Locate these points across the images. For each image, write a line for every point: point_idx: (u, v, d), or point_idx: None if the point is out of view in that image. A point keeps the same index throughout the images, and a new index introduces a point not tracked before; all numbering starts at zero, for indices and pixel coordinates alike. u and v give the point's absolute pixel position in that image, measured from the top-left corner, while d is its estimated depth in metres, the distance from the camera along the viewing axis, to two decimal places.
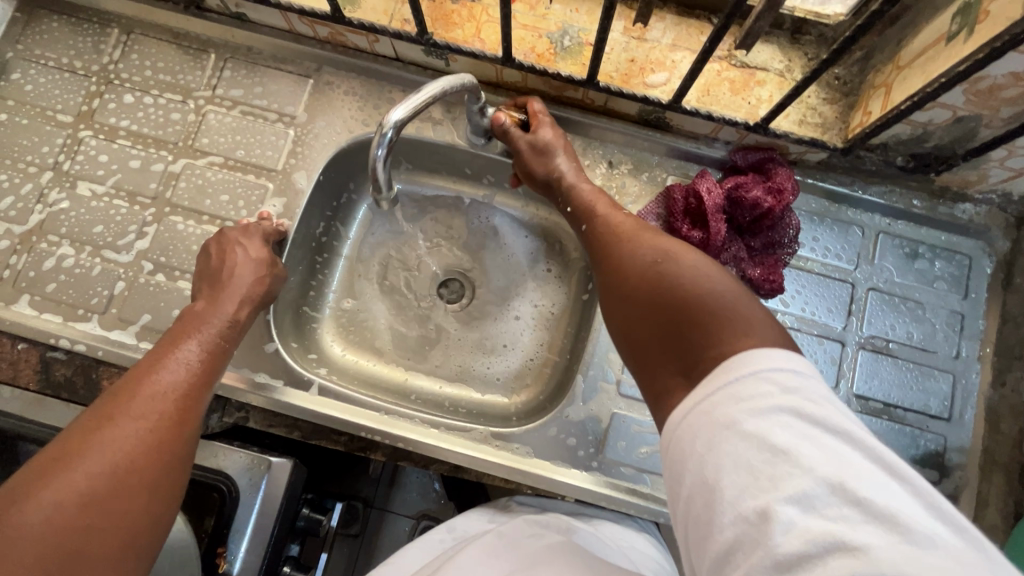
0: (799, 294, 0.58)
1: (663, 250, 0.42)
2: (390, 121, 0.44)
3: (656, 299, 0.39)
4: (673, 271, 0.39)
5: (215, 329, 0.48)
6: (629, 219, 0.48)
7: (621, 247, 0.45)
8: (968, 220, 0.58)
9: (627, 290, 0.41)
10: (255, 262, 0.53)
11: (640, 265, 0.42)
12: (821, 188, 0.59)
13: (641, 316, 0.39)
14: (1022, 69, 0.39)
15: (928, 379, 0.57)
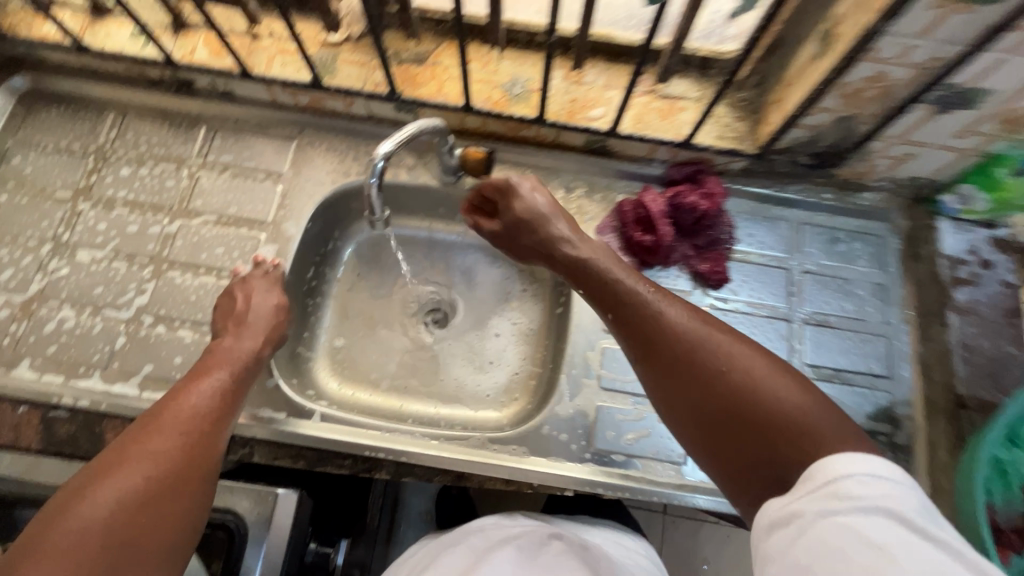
0: (744, 282, 0.66)
1: (725, 356, 0.42)
2: (379, 152, 0.51)
3: (729, 415, 0.40)
4: (740, 382, 0.40)
5: (238, 362, 0.52)
6: (672, 306, 0.47)
7: (675, 348, 0.44)
8: (872, 206, 0.68)
9: (696, 403, 0.42)
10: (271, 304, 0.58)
11: (707, 378, 0.41)
12: (748, 191, 0.68)
13: (714, 429, 0.41)
14: (873, 73, 0.50)
15: (865, 343, 0.65)
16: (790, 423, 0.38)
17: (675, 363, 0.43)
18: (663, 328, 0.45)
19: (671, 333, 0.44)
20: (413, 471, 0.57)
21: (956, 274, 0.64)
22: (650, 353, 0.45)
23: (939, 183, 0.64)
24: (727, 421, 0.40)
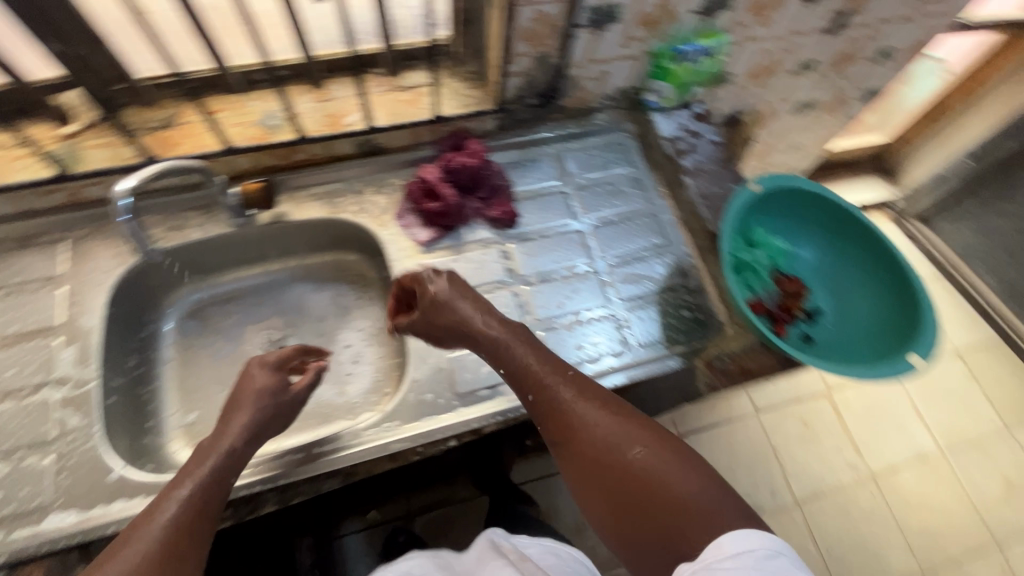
0: (533, 213, 0.77)
1: (628, 436, 0.48)
2: (122, 189, 0.56)
3: (630, 495, 0.45)
4: (641, 458, 0.46)
5: (230, 452, 0.50)
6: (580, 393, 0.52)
7: (596, 440, 0.48)
8: (605, 122, 0.83)
9: (603, 486, 0.47)
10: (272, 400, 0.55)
11: (612, 462, 0.47)
12: (510, 142, 0.79)
13: (615, 501, 0.46)
14: (534, 15, 0.63)
15: (641, 224, 0.78)
16: (683, 502, 0.43)
17: (586, 444, 0.49)
18: (568, 415, 0.51)
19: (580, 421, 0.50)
20: (299, 489, 0.58)
21: (678, 149, 0.80)
22: (560, 440, 0.51)
23: (637, 86, 0.80)
24: (638, 504, 0.45)
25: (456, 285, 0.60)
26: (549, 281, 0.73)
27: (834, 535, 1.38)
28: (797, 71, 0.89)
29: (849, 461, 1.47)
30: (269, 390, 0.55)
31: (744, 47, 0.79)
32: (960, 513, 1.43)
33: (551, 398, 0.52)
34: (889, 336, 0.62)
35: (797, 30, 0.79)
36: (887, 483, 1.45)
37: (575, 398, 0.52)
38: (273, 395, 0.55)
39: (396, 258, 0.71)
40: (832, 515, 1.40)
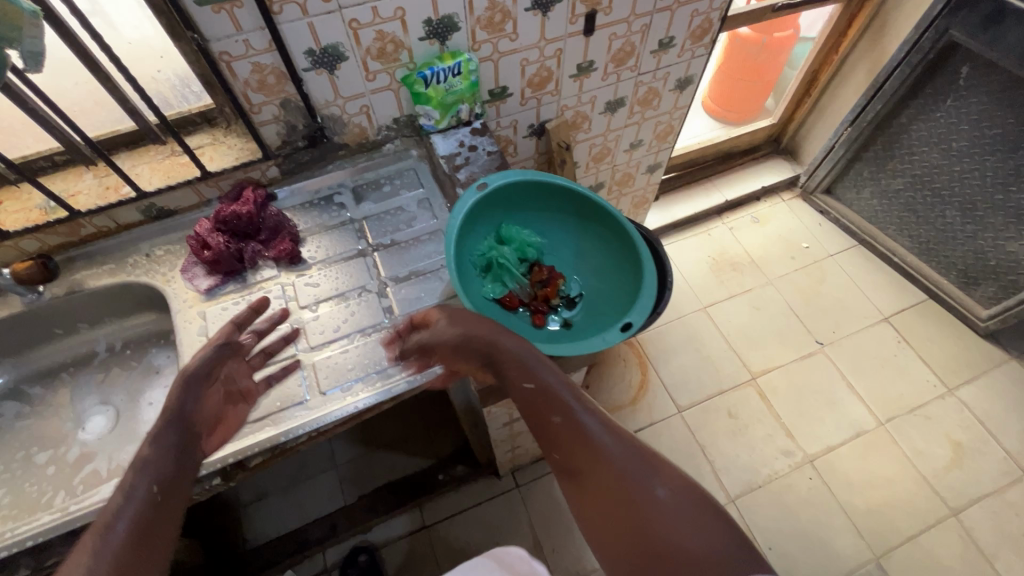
0: (318, 245, 0.79)
1: (645, 469, 0.52)
2: None
3: (640, 529, 0.50)
4: (673, 510, 0.49)
5: (147, 465, 0.54)
6: (594, 420, 0.56)
7: (611, 469, 0.53)
8: (394, 152, 0.87)
9: (615, 513, 0.51)
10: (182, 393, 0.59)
11: (629, 492, 0.51)
12: (296, 184, 0.83)
13: (619, 529, 0.51)
14: (251, 68, 0.68)
15: (426, 241, 0.79)
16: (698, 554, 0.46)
17: (596, 470, 0.54)
18: (605, 457, 0.53)
19: (591, 447, 0.54)
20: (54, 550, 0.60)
21: (455, 165, 0.83)
22: (580, 475, 0.55)
23: (410, 114, 0.84)
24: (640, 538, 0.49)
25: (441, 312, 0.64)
26: (329, 308, 0.74)
27: (774, 528, 1.31)
28: (578, 74, 0.93)
29: (782, 447, 1.41)
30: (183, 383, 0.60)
31: (499, 62, 0.83)
32: (908, 486, 1.36)
33: (568, 423, 0.56)
34: (626, 302, 0.66)
35: (547, 37, 0.83)
36: (824, 464, 1.39)
37: (604, 433, 0.55)
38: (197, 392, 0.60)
39: (178, 310, 0.74)
40: (769, 508, 1.33)
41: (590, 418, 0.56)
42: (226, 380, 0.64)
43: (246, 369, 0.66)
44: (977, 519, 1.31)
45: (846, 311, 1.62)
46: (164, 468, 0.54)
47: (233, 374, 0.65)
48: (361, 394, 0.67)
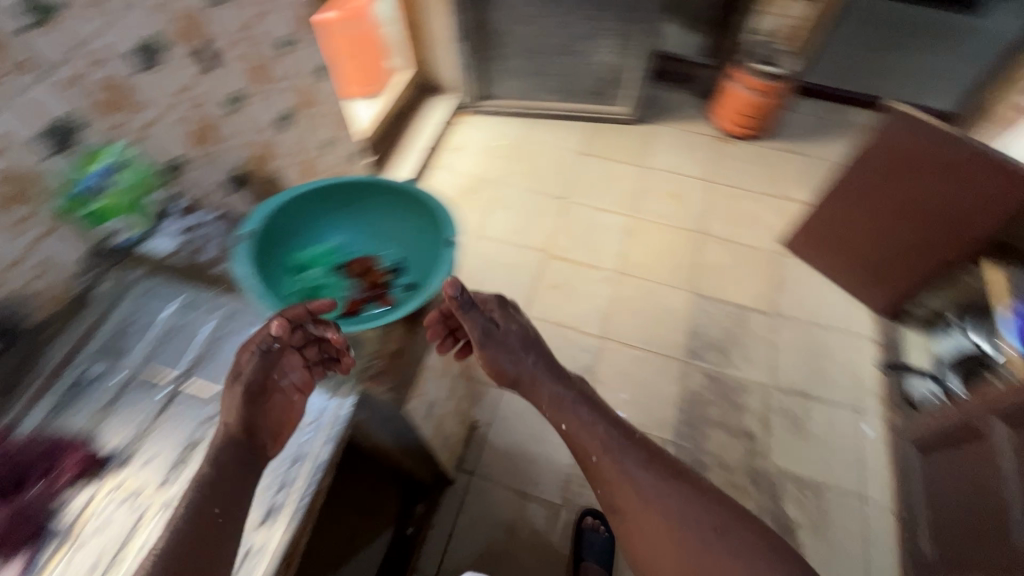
0: (113, 428, 0.65)
1: (678, 505, 0.82)
2: None
3: (671, 539, 0.81)
4: (705, 516, 0.81)
5: (208, 488, 0.58)
6: (633, 459, 0.86)
7: (649, 505, 0.83)
8: (111, 287, 0.77)
9: (652, 531, 0.82)
10: (236, 403, 0.64)
11: (663, 522, 0.81)
12: (30, 396, 0.67)
13: (652, 542, 0.82)
14: None
15: (234, 326, 0.75)
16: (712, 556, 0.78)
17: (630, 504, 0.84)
18: (648, 486, 0.84)
19: (624, 482, 0.85)
20: None
21: (191, 252, 0.83)
22: (621, 507, 0.85)
23: (99, 240, 0.78)
24: (671, 547, 0.80)
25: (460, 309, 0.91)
26: (185, 464, 0.63)
27: (638, 330, 1.62)
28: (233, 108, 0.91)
29: (600, 279, 1.72)
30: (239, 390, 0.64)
31: (147, 139, 0.78)
32: (673, 238, 1.80)
33: (608, 469, 0.86)
34: (419, 223, 0.85)
35: (176, 89, 0.79)
36: (629, 267, 1.74)
37: (638, 471, 0.85)
38: (261, 405, 0.65)
39: None
40: (625, 319, 1.63)
41: (628, 461, 0.86)
42: (280, 374, 0.68)
43: (298, 361, 0.70)
44: (713, 226, 1.83)
45: (545, 170, 1.96)
46: (223, 492, 0.58)
47: (284, 369, 0.69)
48: (298, 485, 0.63)
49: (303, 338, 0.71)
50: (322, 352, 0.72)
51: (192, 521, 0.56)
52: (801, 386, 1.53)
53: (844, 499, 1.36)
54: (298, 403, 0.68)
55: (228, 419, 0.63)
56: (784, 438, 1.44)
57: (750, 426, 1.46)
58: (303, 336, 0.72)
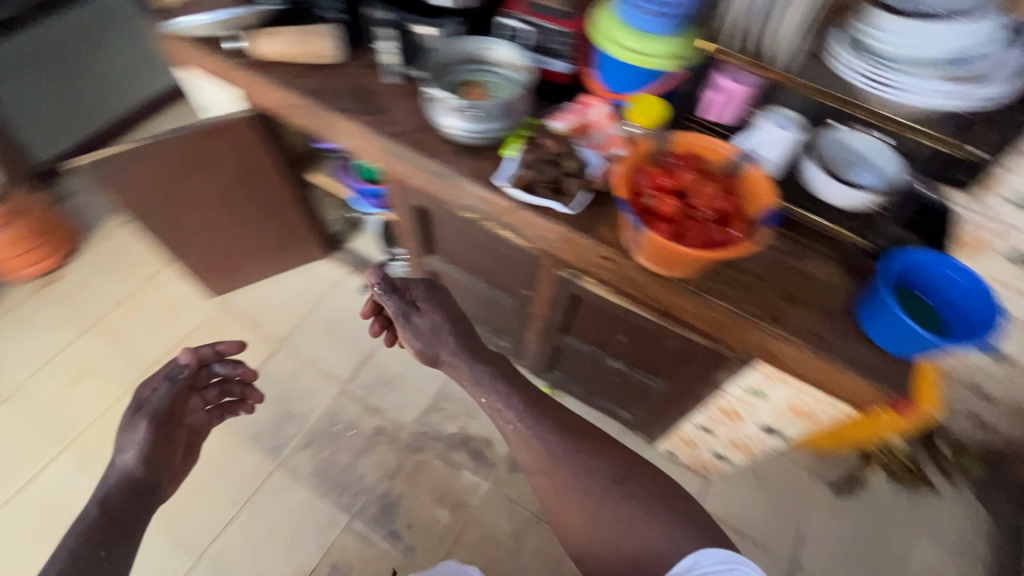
0: None
1: (600, 470, 0.78)
2: None
3: (570, 494, 0.77)
4: (598, 477, 0.78)
5: (95, 535, 0.75)
6: (547, 420, 0.83)
7: (561, 469, 0.79)
8: None
9: (545, 485, 0.80)
10: (147, 434, 0.85)
11: (563, 475, 0.78)
12: None
13: (554, 490, 0.79)
14: None
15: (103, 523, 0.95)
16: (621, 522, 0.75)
17: (536, 459, 0.81)
18: (562, 448, 0.80)
19: (529, 442, 0.82)
20: None
21: None
22: (549, 466, 0.80)
23: None
24: (586, 502, 0.77)
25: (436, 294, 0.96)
26: None
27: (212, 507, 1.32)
28: None
29: None
30: (150, 416, 0.87)
31: None
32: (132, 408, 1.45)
33: (525, 437, 0.82)
34: None
35: None
36: None
37: (545, 436, 0.81)
38: (171, 435, 0.90)
39: None
40: (193, 516, 1.30)
41: (536, 423, 0.83)
42: (195, 419, 0.98)
43: (205, 415, 1.02)
44: (149, 353, 1.53)
45: None
46: (109, 539, 0.76)
47: (194, 414, 0.97)
48: None
49: (211, 390, 1.04)
50: (219, 397, 1.07)
51: (79, 562, 0.71)
52: (356, 356, 1.55)
53: None
54: (193, 445, 0.99)
55: (137, 447, 0.84)
56: (392, 400, 1.49)
57: (367, 428, 1.44)
58: (210, 377, 1.02)
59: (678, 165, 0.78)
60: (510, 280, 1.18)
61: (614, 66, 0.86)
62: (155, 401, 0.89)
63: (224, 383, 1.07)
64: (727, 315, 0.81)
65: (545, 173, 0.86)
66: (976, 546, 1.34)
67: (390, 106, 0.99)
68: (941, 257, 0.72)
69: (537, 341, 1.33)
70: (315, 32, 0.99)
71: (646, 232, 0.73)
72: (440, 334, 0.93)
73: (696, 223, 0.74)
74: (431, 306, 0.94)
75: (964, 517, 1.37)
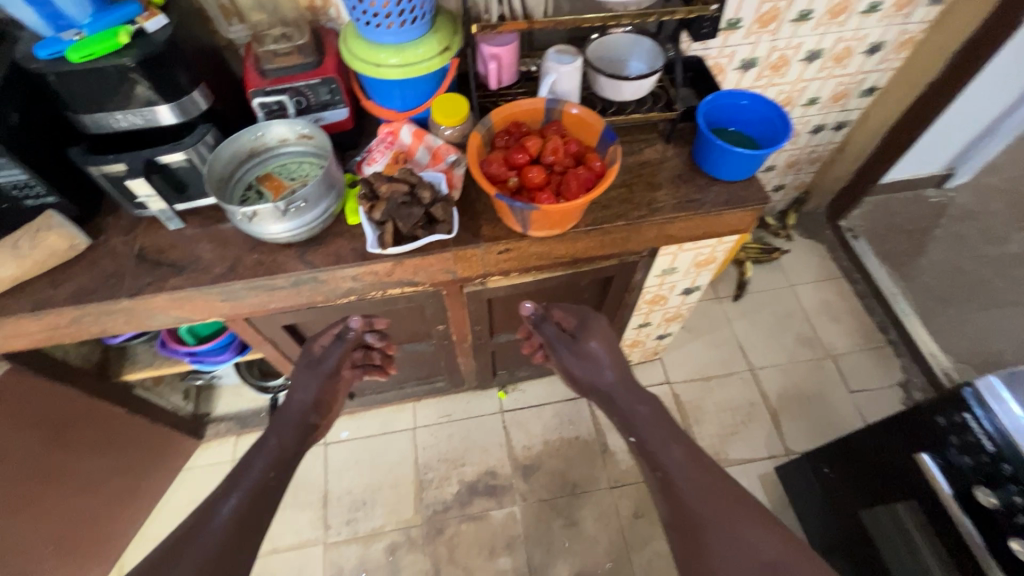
0: None
1: (755, 519, 0.72)
2: None
3: (694, 524, 0.73)
4: (758, 548, 0.69)
5: (272, 465, 0.78)
6: (680, 463, 0.79)
7: (708, 515, 0.72)
8: None
9: (676, 514, 0.75)
10: (318, 382, 0.94)
11: (691, 503, 0.74)
12: None
13: (684, 520, 0.74)
14: None
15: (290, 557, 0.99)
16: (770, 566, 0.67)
17: (664, 485, 0.78)
18: (709, 507, 0.73)
19: (671, 475, 0.78)
20: None
21: None
22: (694, 522, 0.73)
23: None
24: (699, 532, 0.72)
25: (594, 335, 0.99)
26: None
27: None
28: None
29: None
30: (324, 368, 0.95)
31: None
32: None
33: (663, 475, 0.79)
34: None
35: None
36: None
37: (677, 468, 0.78)
38: (327, 383, 0.95)
39: None
40: None
41: (667, 464, 0.79)
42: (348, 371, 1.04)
43: (353, 372, 1.06)
44: None
45: None
46: (279, 466, 0.78)
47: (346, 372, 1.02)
48: None
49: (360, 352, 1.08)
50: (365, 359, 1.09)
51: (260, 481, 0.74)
52: (313, 504, 1.36)
53: (419, 441, 1.45)
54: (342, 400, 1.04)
55: (310, 393, 0.92)
56: (381, 512, 1.35)
57: (378, 553, 1.30)
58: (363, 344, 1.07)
59: (513, 139, 0.81)
60: (421, 327, 1.12)
61: (393, 87, 0.84)
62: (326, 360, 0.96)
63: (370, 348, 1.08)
64: (624, 229, 0.88)
65: (412, 217, 0.79)
66: (829, 267, 1.74)
67: (194, 252, 0.83)
68: (726, 94, 0.88)
69: (471, 360, 1.31)
70: (37, 230, 0.77)
71: (534, 207, 0.75)
72: (600, 366, 0.96)
73: (566, 174, 0.77)
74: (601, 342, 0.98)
75: (807, 254, 1.76)
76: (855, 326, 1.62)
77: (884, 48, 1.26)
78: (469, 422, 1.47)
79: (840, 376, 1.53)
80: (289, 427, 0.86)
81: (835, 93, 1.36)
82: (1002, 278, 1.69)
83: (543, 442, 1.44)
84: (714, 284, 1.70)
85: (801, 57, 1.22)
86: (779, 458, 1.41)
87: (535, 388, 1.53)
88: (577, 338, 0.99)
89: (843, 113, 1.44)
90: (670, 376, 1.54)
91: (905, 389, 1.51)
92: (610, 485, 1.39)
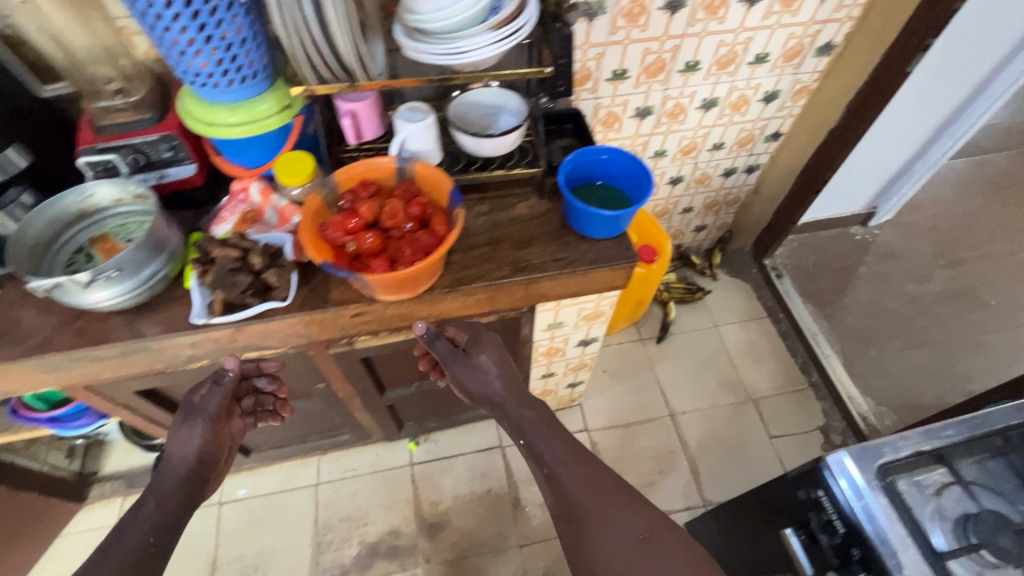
0: None
1: (620, 501, 0.71)
2: None
3: (573, 513, 0.72)
4: (629, 530, 0.68)
5: (158, 525, 0.71)
6: (559, 450, 0.78)
7: (586, 506, 0.71)
8: None
9: (562, 507, 0.74)
10: (201, 432, 0.82)
11: (572, 489, 0.73)
12: None
13: (566, 508, 0.73)
14: None
15: None
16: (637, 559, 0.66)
17: (547, 472, 0.76)
18: (587, 496, 0.72)
19: (551, 459, 0.77)
20: None
21: None
22: (574, 511, 0.72)
23: None
24: (574, 522, 0.71)
25: (489, 347, 0.87)
26: None
27: None
28: None
29: None
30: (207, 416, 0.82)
31: None
32: None
33: (542, 465, 0.78)
34: None
35: None
36: None
37: (557, 459, 0.77)
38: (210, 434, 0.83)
39: None
40: None
41: (546, 454, 0.78)
42: (235, 425, 0.92)
43: (241, 424, 0.94)
44: None
45: None
46: (164, 527, 0.71)
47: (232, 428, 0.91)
48: None
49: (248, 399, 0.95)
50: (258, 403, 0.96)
51: (137, 545, 0.67)
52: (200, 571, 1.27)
53: (321, 499, 1.36)
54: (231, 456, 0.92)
55: (190, 446, 0.81)
56: None
57: None
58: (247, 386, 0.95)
59: (355, 199, 0.77)
60: (299, 386, 1.06)
61: (246, 143, 0.81)
62: (206, 410, 0.83)
63: (261, 392, 0.96)
64: (486, 290, 0.85)
65: (238, 285, 0.75)
66: (754, 306, 1.72)
67: (14, 319, 0.77)
68: (586, 150, 0.86)
69: (368, 415, 1.24)
70: None
71: (365, 276, 0.71)
72: (492, 380, 0.85)
73: (402, 240, 0.74)
74: (494, 350, 0.87)
75: (732, 292, 1.75)
76: (778, 368, 1.60)
77: (780, 95, 1.27)
78: (375, 476, 1.40)
79: (760, 421, 1.50)
80: (171, 484, 0.77)
81: (739, 138, 1.37)
82: (923, 317, 1.69)
83: (452, 498, 1.37)
84: (638, 325, 1.67)
85: (697, 105, 1.22)
86: (696, 510, 1.36)
87: (448, 438, 1.46)
88: (468, 352, 0.86)
89: (752, 157, 1.45)
90: (588, 423, 1.50)
91: (825, 433, 1.48)
92: (520, 543, 1.32)
